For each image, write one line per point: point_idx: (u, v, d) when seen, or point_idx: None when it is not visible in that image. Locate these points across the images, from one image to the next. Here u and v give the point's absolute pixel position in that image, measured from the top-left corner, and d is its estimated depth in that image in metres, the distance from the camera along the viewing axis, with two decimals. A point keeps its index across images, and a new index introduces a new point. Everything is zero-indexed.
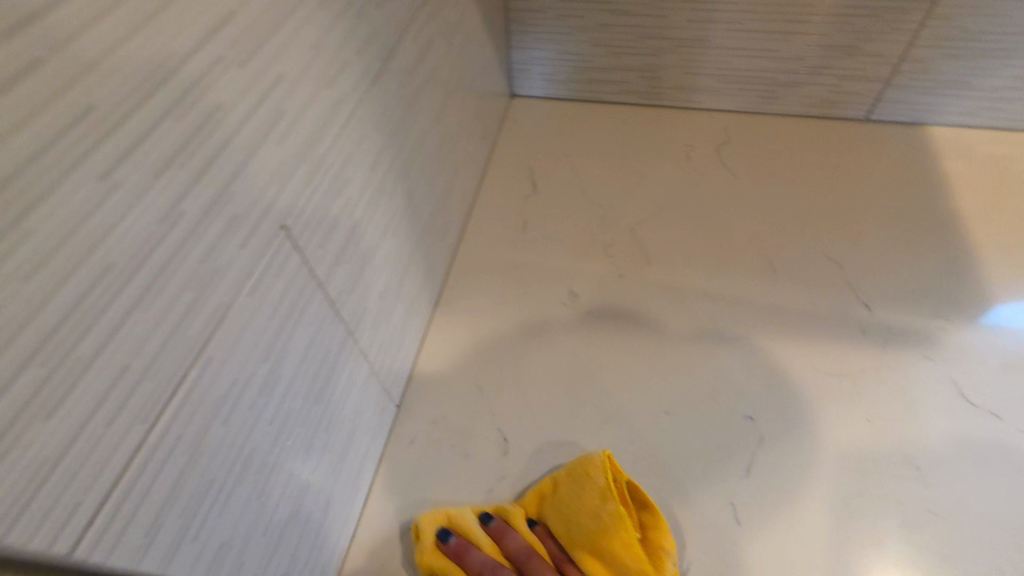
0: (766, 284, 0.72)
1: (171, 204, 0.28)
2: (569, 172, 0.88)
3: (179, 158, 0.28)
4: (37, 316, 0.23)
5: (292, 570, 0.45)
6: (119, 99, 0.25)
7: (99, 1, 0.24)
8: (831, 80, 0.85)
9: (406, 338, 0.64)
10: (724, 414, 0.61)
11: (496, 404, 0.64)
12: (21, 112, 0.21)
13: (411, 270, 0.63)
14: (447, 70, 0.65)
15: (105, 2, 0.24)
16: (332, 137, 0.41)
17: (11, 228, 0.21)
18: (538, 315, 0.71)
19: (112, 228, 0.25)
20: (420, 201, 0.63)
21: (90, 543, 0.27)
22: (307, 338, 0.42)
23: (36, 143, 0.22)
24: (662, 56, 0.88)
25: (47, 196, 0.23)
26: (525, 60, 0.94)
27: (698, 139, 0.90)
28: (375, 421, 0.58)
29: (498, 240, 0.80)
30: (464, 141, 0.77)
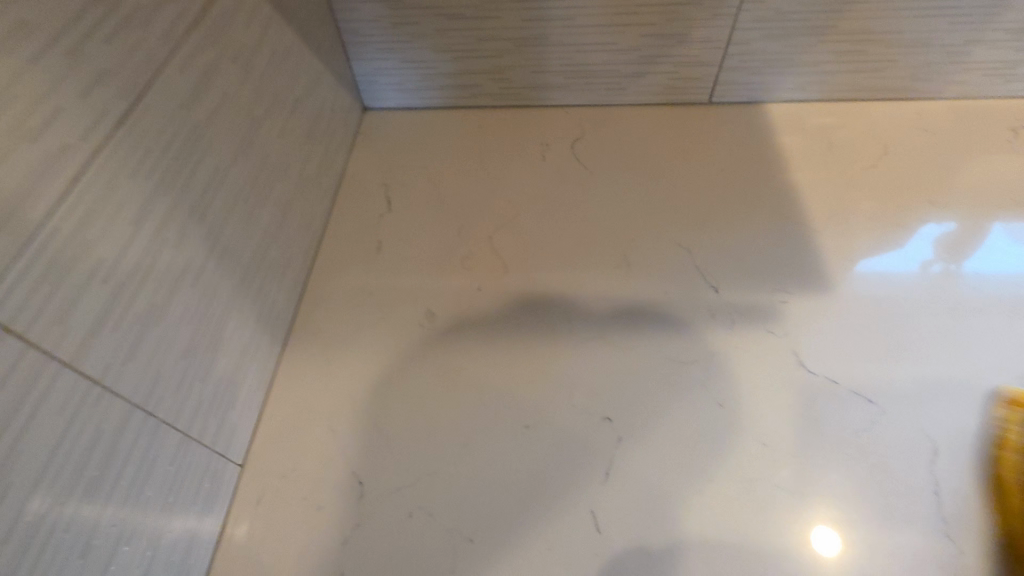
0: (620, 278, 0.72)
1: None
2: (425, 185, 0.85)
3: None
4: None
5: None
6: None
7: None
8: (669, 67, 0.86)
9: (241, 389, 0.59)
10: (583, 418, 0.61)
11: (350, 446, 0.61)
12: None
13: (235, 316, 0.58)
14: (250, 96, 0.60)
15: None
16: (49, 200, 0.37)
17: None
18: (394, 342, 0.68)
19: None
20: (238, 241, 0.58)
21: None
22: (56, 431, 0.37)
23: None
24: (506, 56, 0.86)
25: None
26: (370, 71, 0.90)
27: (553, 137, 0.89)
28: (206, 488, 0.54)
29: (351, 265, 0.75)
30: (298, 166, 0.72)
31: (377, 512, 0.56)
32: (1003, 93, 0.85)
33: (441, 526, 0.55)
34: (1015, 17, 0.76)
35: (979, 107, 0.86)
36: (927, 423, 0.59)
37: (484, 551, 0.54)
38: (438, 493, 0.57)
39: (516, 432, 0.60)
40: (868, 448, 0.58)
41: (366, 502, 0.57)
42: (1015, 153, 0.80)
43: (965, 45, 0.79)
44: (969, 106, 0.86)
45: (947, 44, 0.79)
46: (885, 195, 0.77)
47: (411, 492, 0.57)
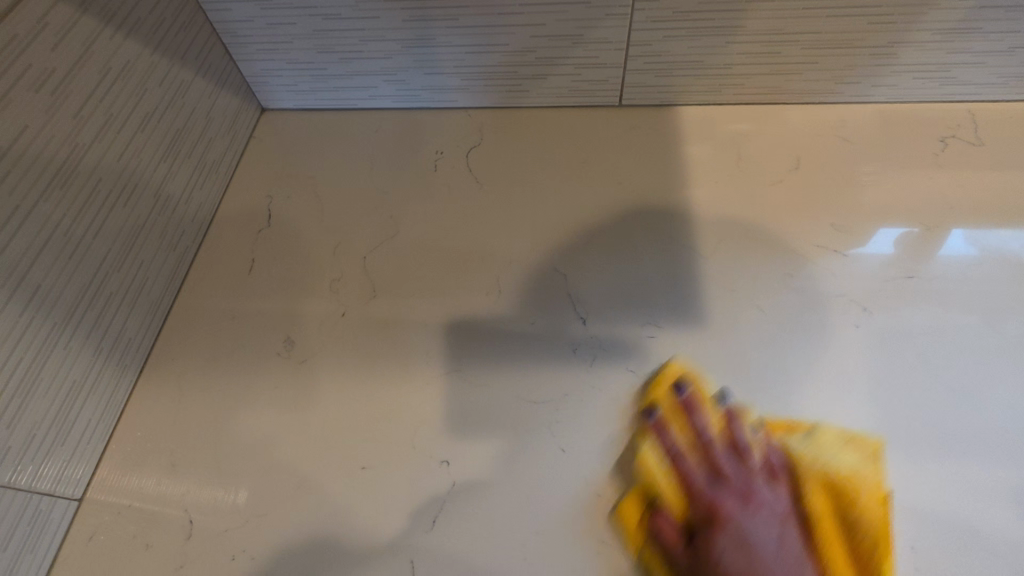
0: (488, 306, 0.69)
1: None
2: (310, 196, 0.81)
3: None
4: None
5: None
6: None
7: None
8: (569, 69, 0.79)
9: (73, 429, 0.59)
10: (420, 459, 0.60)
11: (188, 480, 0.61)
12: None
13: (55, 358, 0.57)
14: (68, 124, 0.58)
15: None
16: None
17: None
18: (249, 369, 0.67)
19: None
20: (56, 282, 0.57)
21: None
22: None
23: None
24: (395, 58, 0.80)
25: None
26: (258, 73, 0.85)
27: (450, 143, 0.84)
28: (26, 532, 0.55)
29: (220, 285, 0.74)
30: (154, 185, 0.69)
31: (201, 555, 0.57)
32: (933, 96, 0.77)
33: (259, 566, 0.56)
34: (941, 17, 0.67)
35: (907, 113, 0.79)
36: (768, 475, 0.57)
37: None
38: (262, 535, 0.57)
39: (352, 473, 0.60)
40: (703, 503, 0.56)
41: (194, 542, 0.57)
42: (933, 168, 0.74)
43: (889, 46, 0.71)
44: (897, 110, 0.79)
45: (868, 45, 0.71)
46: (782, 218, 0.72)
47: (237, 534, 0.57)
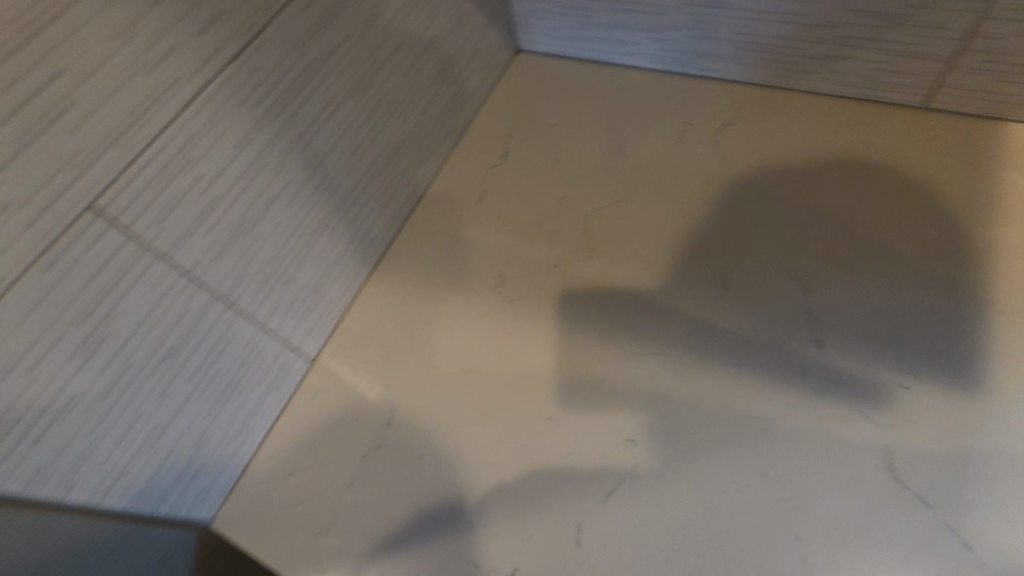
0: (709, 297, 0.64)
1: None
2: (546, 143, 0.82)
3: None
4: None
5: (146, 493, 0.52)
6: None
7: None
8: (873, 55, 0.68)
9: (321, 301, 0.67)
10: (607, 431, 0.58)
11: (395, 375, 0.66)
12: None
13: (325, 239, 0.64)
14: (377, 35, 0.63)
15: None
16: (159, 121, 0.44)
17: None
18: (462, 293, 0.71)
19: None
20: (339, 172, 0.63)
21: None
22: (145, 302, 0.47)
23: None
24: (671, 15, 0.76)
25: None
26: (527, 13, 0.87)
27: (701, 116, 0.78)
28: (272, 373, 0.63)
29: (449, 209, 0.78)
30: (422, 103, 0.74)
31: (395, 443, 0.62)
32: None
33: (440, 476, 0.59)
34: None
35: None
36: None
37: (468, 515, 0.57)
38: (447, 448, 0.61)
39: (538, 422, 0.60)
40: None
41: (392, 429, 0.63)
42: None
43: None
44: None
45: None
46: None
47: (427, 437, 0.62)
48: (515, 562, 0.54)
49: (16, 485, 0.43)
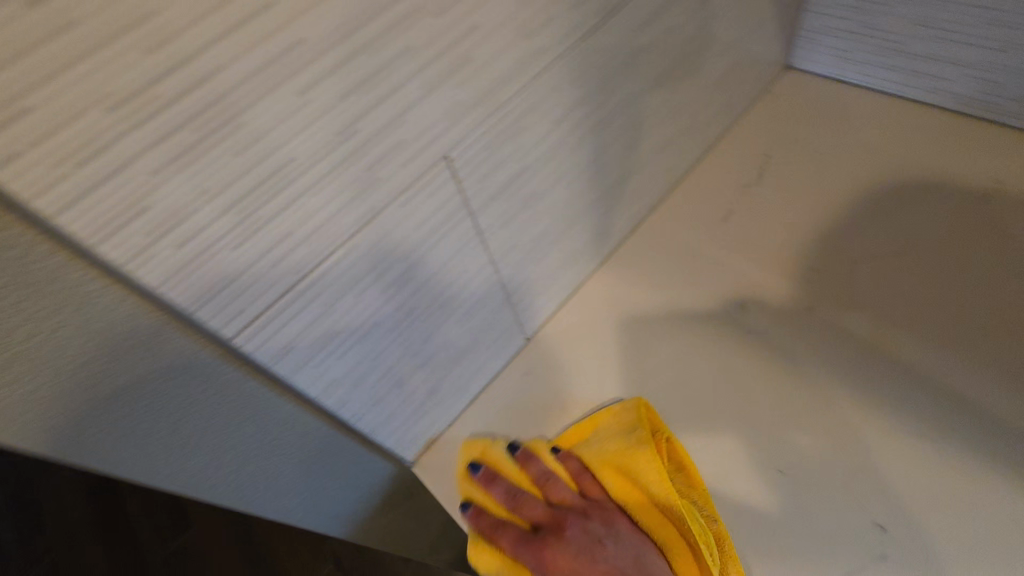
0: (1007, 391, 0.54)
1: (374, 132, 0.36)
2: (810, 171, 0.75)
3: (391, 87, 0.35)
4: (252, 171, 0.31)
5: (383, 429, 0.55)
6: (351, 50, 0.32)
7: None
8: None
9: (555, 284, 0.67)
10: (850, 504, 0.53)
11: (611, 376, 0.65)
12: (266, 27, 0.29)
13: (579, 224, 0.64)
14: (690, 32, 0.61)
15: None
16: (519, 87, 0.44)
17: (241, 110, 0.29)
18: (693, 311, 0.67)
19: (316, 153, 0.34)
20: (612, 162, 0.62)
21: (234, 342, 0.36)
22: (447, 252, 0.49)
23: (323, 69, 0.32)
24: (1015, 57, 0.65)
25: (268, 94, 0.30)
26: (817, 28, 0.79)
27: (1017, 178, 0.67)
28: (499, 342, 0.64)
29: (689, 220, 0.74)
30: (694, 107, 0.71)
31: None
32: None
33: None
34: None
35: None
36: None
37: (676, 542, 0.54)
38: None
39: (767, 472, 0.56)
40: None
41: None
42: None
43: None
44: None
45: None
46: None
47: None
48: None
49: (313, 394, 0.45)
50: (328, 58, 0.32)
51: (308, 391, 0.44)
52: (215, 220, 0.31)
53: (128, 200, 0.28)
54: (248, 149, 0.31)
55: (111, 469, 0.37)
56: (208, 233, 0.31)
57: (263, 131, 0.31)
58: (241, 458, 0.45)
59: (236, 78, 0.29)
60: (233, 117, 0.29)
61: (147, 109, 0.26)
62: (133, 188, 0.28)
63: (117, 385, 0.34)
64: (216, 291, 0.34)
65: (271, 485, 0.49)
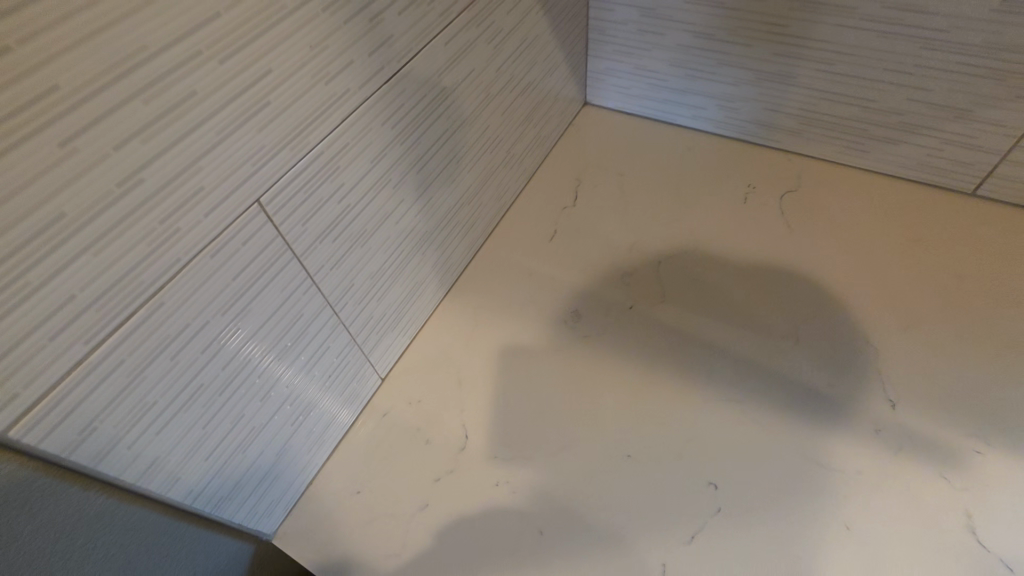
0: (784, 350, 0.66)
1: (165, 181, 0.34)
2: (615, 190, 0.86)
3: (178, 133, 0.34)
4: (10, 232, 0.28)
5: (226, 505, 0.49)
6: (122, 96, 0.31)
7: (94, 22, 0.29)
8: (933, 142, 0.74)
9: (402, 319, 0.67)
10: (688, 474, 0.58)
11: (470, 400, 0.66)
12: (7, 74, 0.26)
13: (416, 258, 0.66)
14: (491, 74, 0.67)
15: (99, 23, 0.29)
16: (327, 128, 0.45)
17: None
18: (536, 326, 0.72)
19: (93, 207, 0.31)
20: (438, 195, 0.66)
21: (7, 435, 0.31)
22: (275, 300, 0.46)
23: (89, 116, 0.30)
24: (743, 87, 0.82)
25: (20, 144, 0.27)
26: (602, 70, 0.93)
27: (764, 180, 0.84)
28: (352, 387, 0.62)
29: (521, 243, 0.80)
30: (509, 141, 0.78)
31: (471, 470, 0.61)
32: None
33: (519, 507, 0.58)
34: None
35: None
36: None
37: (549, 549, 0.55)
38: (527, 476, 0.60)
39: (618, 459, 0.60)
40: None
41: (465, 455, 0.62)
42: None
43: None
44: None
45: None
46: None
47: (504, 465, 0.61)
48: None
49: (130, 480, 0.40)
50: (92, 106, 0.30)
51: (122, 477, 0.39)
52: None
53: None
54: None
55: None
56: None
57: (18, 186, 0.28)
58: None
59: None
60: None
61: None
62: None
63: None
64: None
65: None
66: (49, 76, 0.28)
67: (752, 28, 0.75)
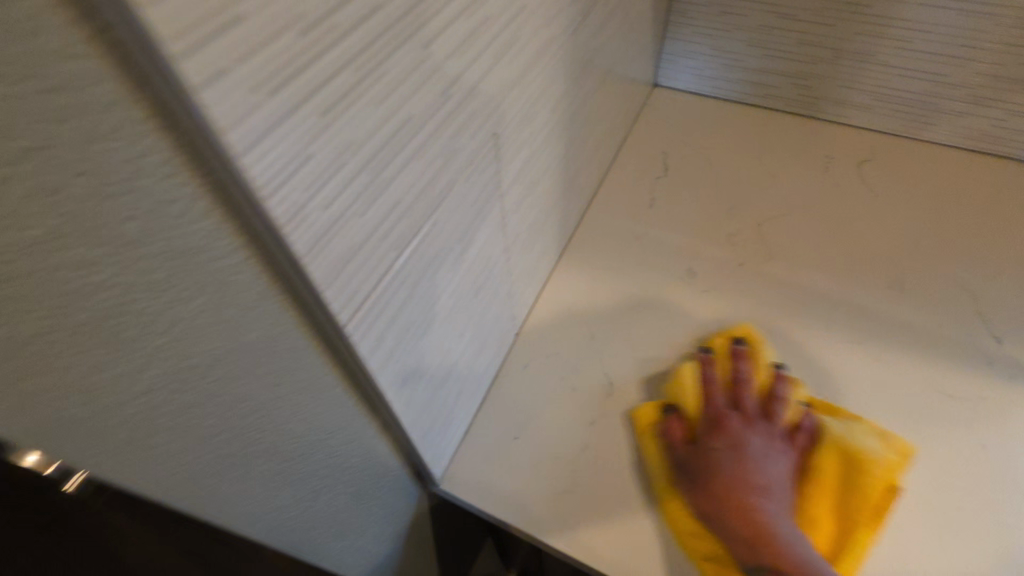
0: (892, 297, 0.71)
1: (458, 101, 0.36)
2: (701, 162, 0.90)
3: (472, 57, 0.36)
4: (382, 129, 0.29)
5: (427, 436, 0.52)
6: (454, 12, 0.33)
7: None
8: (998, 113, 0.82)
9: (535, 276, 0.70)
10: (829, 408, 0.63)
11: (605, 351, 0.69)
12: None
13: (552, 217, 0.69)
14: (615, 44, 0.71)
15: None
16: (538, 72, 0.48)
17: (383, 58, 0.28)
18: (654, 281, 0.75)
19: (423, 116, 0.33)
20: (571, 157, 0.69)
21: (341, 328, 0.32)
22: (485, 235, 0.49)
23: (438, 26, 0.31)
24: (818, 65, 0.88)
25: (403, 42, 0.29)
26: (677, 53, 0.98)
27: (839, 152, 0.90)
28: (501, 338, 0.65)
29: (623, 210, 0.84)
30: (612, 112, 0.82)
31: (621, 413, 0.64)
32: None
33: None
34: None
35: None
36: None
37: None
38: None
39: (759, 396, 0.64)
40: None
41: (613, 400, 0.65)
42: None
43: None
44: None
45: None
46: None
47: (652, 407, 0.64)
48: None
49: (388, 398, 0.41)
50: (441, 16, 0.31)
51: (385, 395, 0.40)
52: (350, 182, 0.28)
53: (293, 151, 0.24)
54: (385, 103, 0.29)
55: (202, 507, 0.30)
56: (342, 198, 0.28)
57: (396, 84, 0.29)
58: (306, 487, 0.39)
59: (386, 23, 0.27)
60: (376, 66, 0.27)
61: (325, 43, 0.24)
62: (298, 136, 0.24)
63: (233, 395, 0.28)
64: (339, 269, 0.30)
65: (321, 517, 0.43)
66: None
67: (836, 9, 0.81)
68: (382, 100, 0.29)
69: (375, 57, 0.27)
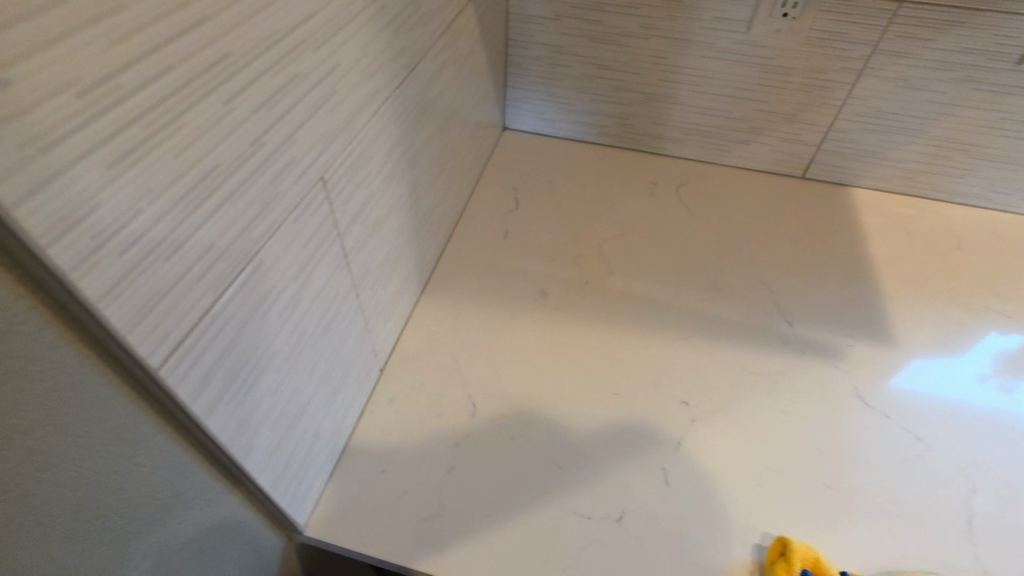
0: (709, 297, 0.84)
1: (273, 147, 0.39)
2: (547, 194, 0.99)
3: (283, 109, 0.40)
4: (183, 178, 0.32)
5: (281, 480, 0.51)
6: (257, 72, 0.36)
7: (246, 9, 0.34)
8: (773, 140, 1.00)
9: (395, 311, 0.73)
10: (666, 400, 0.71)
11: (469, 375, 0.73)
12: (199, 40, 0.31)
13: (405, 253, 0.73)
14: (451, 94, 0.78)
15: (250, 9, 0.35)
16: (364, 120, 0.52)
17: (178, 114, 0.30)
18: (510, 304, 0.81)
19: (232, 163, 0.35)
20: (419, 196, 0.74)
21: (154, 371, 0.32)
22: (325, 272, 0.51)
23: (240, 84, 0.35)
24: (636, 106, 1.03)
25: (200, 99, 0.32)
26: (519, 99, 1.08)
27: (661, 179, 1.04)
28: (362, 374, 0.66)
29: (480, 242, 0.90)
30: (461, 154, 0.89)
31: (484, 430, 0.68)
32: None
33: (537, 452, 0.66)
34: None
35: None
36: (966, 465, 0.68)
37: (571, 478, 0.64)
38: (535, 426, 0.68)
39: (607, 397, 0.71)
40: (909, 476, 0.66)
41: (478, 419, 0.69)
42: None
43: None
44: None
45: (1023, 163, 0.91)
46: (948, 283, 0.87)
47: (514, 421, 0.69)
48: (621, 508, 0.62)
49: (225, 441, 0.41)
50: (243, 73, 0.35)
51: (221, 437, 0.40)
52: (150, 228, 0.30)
53: (78, 202, 0.26)
54: (186, 153, 0.32)
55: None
56: (142, 243, 0.30)
57: (196, 136, 0.32)
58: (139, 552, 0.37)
59: (178, 83, 0.30)
60: (168, 122, 0.30)
61: (106, 104, 0.26)
62: (82, 189, 0.26)
63: (26, 449, 0.28)
64: (145, 312, 0.31)
65: None
66: (222, 49, 0.33)
67: (641, 61, 0.96)
68: (181, 151, 0.31)
69: (166, 115, 0.30)
